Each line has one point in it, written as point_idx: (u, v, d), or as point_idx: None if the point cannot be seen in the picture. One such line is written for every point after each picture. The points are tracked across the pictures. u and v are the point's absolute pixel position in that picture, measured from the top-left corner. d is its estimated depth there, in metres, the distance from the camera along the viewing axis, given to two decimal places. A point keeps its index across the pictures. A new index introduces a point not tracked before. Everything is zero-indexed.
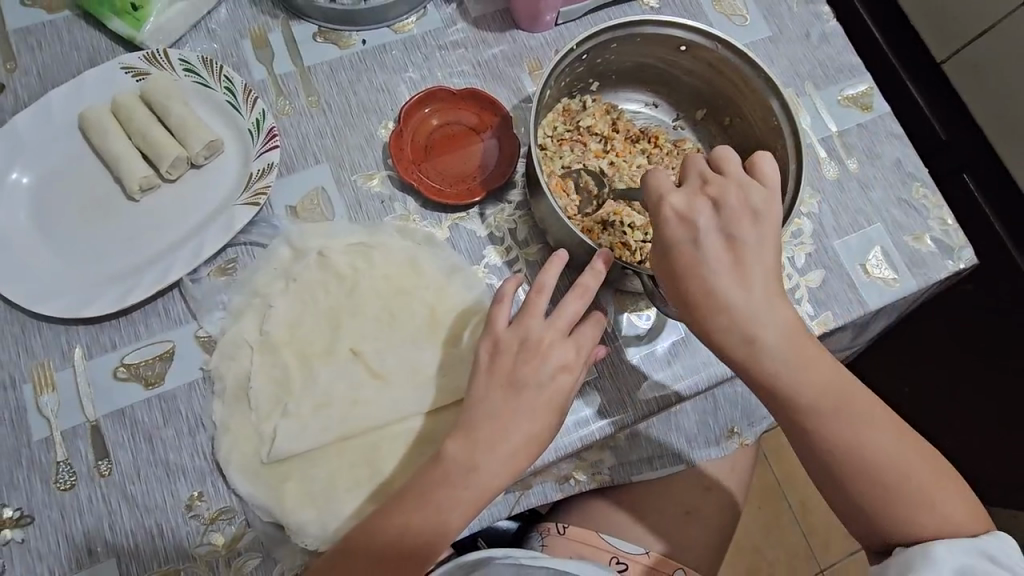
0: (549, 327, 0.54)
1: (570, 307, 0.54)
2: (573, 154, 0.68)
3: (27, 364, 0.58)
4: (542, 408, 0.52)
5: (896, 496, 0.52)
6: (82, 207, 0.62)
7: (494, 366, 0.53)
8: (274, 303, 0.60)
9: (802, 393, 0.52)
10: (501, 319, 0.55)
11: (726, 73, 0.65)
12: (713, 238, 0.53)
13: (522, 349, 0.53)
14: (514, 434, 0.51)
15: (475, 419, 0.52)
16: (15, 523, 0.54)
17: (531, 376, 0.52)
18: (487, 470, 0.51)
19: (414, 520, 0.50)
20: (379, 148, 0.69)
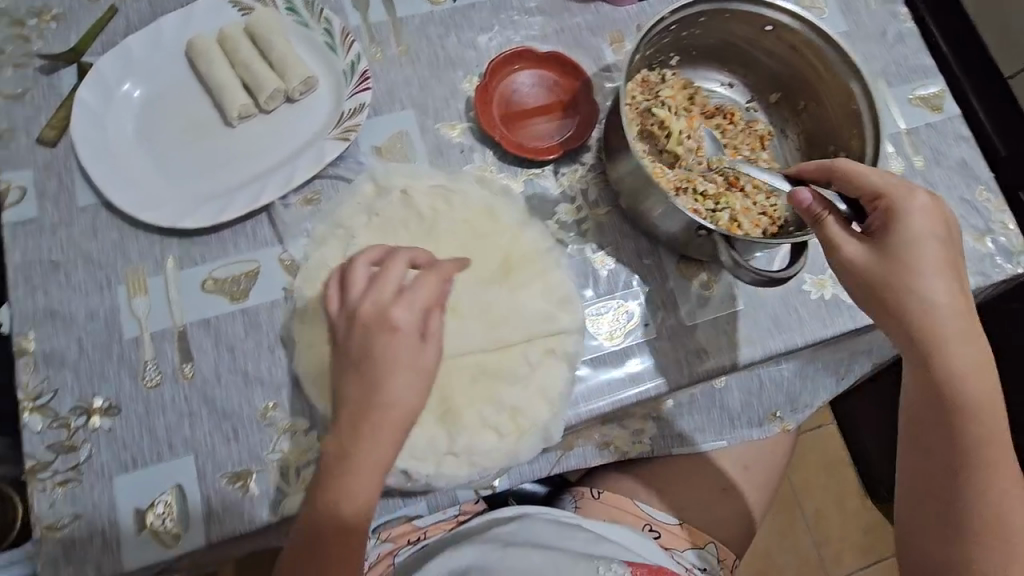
0: (372, 297, 0.55)
1: (383, 284, 0.55)
2: (651, 122, 0.69)
3: (123, 268, 0.62)
4: (404, 371, 0.53)
5: (986, 496, 0.54)
6: (183, 128, 0.65)
7: (343, 346, 0.55)
8: (358, 233, 0.63)
9: (957, 376, 0.55)
10: (332, 303, 0.56)
11: (808, 56, 0.67)
12: (938, 247, 0.54)
13: (348, 328, 0.55)
14: (394, 397, 0.53)
15: (352, 388, 0.53)
16: (104, 412, 0.57)
17: (369, 344, 0.54)
18: (372, 440, 0.52)
19: (346, 481, 0.52)
20: (462, 102, 0.72)
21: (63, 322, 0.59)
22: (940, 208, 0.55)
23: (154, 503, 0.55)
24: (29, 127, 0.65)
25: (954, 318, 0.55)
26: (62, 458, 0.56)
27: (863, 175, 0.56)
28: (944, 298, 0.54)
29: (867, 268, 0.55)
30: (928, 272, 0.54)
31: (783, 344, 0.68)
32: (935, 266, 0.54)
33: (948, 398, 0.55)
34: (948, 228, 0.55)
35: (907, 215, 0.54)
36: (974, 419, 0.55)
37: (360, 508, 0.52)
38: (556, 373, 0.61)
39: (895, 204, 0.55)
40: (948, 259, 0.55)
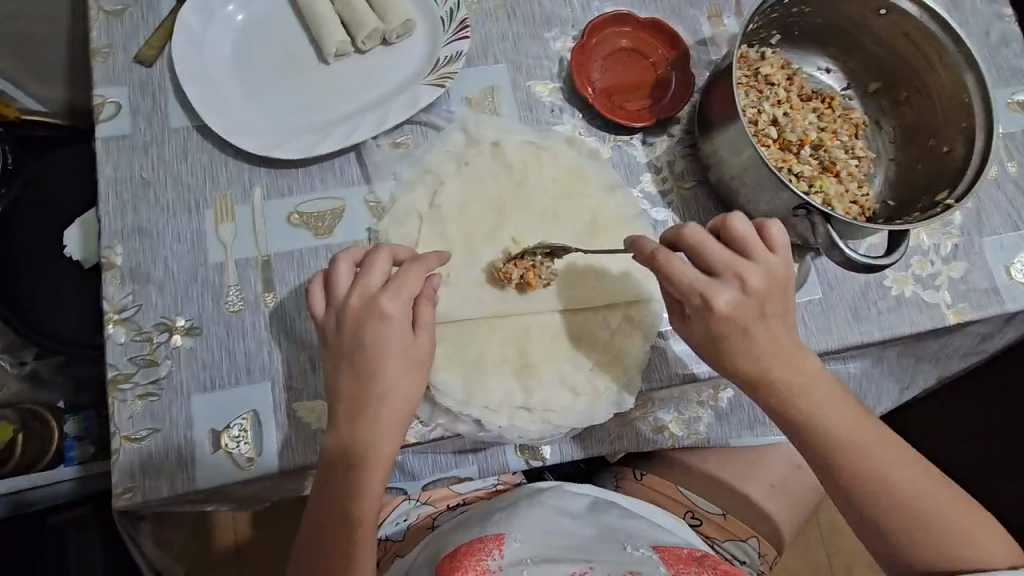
0: (358, 291, 0.50)
1: (370, 277, 0.51)
2: (749, 98, 0.68)
3: (212, 193, 0.61)
4: (396, 358, 0.50)
5: (930, 552, 0.50)
6: (279, 60, 0.65)
7: (332, 337, 0.51)
8: (447, 181, 0.63)
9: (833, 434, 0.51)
10: (316, 300, 0.52)
11: (920, 45, 0.65)
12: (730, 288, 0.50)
13: (338, 321, 0.50)
14: (388, 391, 0.49)
15: (340, 383, 0.50)
16: (185, 331, 0.57)
17: (363, 334, 0.49)
18: (374, 433, 0.49)
19: (329, 492, 0.49)
20: (555, 61, 0.70)
21: (150, 240, 0.60)
22: (752, 300, 0.50)
23: (230, 425, 0.55)
24: (127, 45, 0.65)
25: (787, 374, 0.52)
26: (144, 371, 0.56)
27: (709, 247, 0.51)
28: (769, 360, 0.51)
29: (700, 343, 0.53)
30: (748, 347, 0.51)
31: (861, 338, 0.66)
32: (760, 339, 0.51)
33: (833, 461, 0.51)
34: (762, 301, 0.51)
35: (732, 317, 0.50)
36: (866, 470, 0.51)
37: (362, 507, 0.49)
38: (635, 342, 0.60)
39: (710, 305, 0.50)
40: (760, 338, 0.51)
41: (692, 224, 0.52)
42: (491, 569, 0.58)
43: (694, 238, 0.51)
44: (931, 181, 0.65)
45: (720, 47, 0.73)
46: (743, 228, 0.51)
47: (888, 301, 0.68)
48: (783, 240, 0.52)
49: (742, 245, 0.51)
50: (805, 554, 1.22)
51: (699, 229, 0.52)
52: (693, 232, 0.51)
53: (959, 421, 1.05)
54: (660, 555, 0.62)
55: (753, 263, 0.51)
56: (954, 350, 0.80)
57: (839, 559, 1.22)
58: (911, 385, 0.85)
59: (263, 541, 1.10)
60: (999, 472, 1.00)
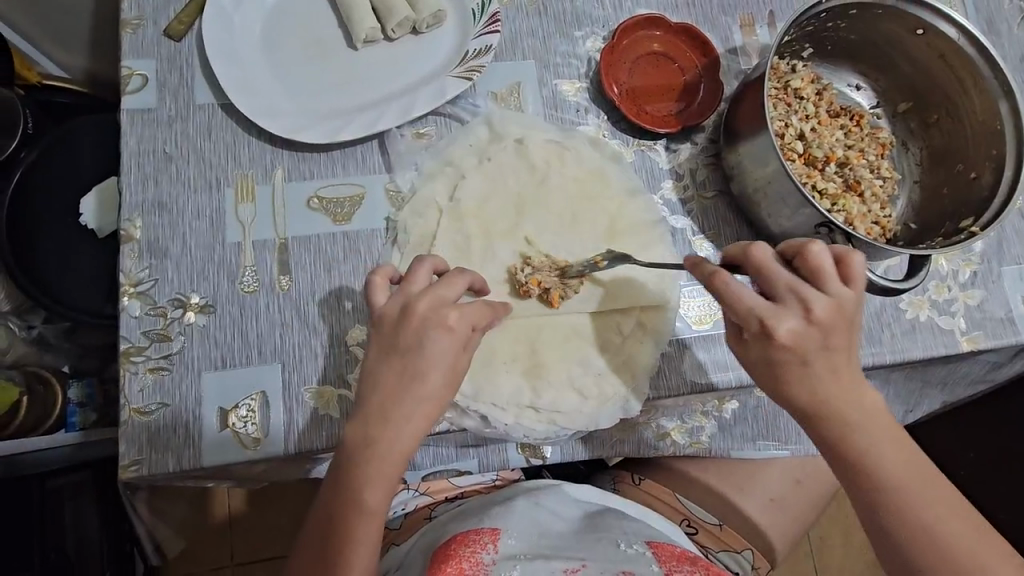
0: (433, 296, 0.50)
1: (448, 287, 0.51)
2: (778, 111, 0.67)
3: (233, 172, 0.61)
4: (442, 369, 0.50)
5: None
6: (307, 43, 0.65)
7: (387, 335, 0.50)
8: (468, 175, 0.62)
9: (885, 476, 0.48)
10: (380, 294, 0.52)
11: (955, 68, 0.64)
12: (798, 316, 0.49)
13: (401, 317, 0.50)
14: (425, 396, 0.49)
15: (383, 380, 0.50)
16: (200, 309, 0.58)
17: (422, 337, 0.49)
18: (399, 426, 0.49)
19: (342, 481, 0.49)
20: (583, 60, 0.70)
21: (170, 215, 0.60)
22: (814, 330, 0.49)
23: (238, 405, 0.56)
24: (157, 18, 0.64)
25: (844, 412, 0.49)
26: (157, 345, 0.56)
27: (774, 272, 0.50)
28: (827, 394, 0.49)
29: (753, 367, 0.52)
30: (806, 379, 0.50)
31: (872, 360, 0.66)
32: (821, 371, 0.49)
33: (880, 504, 0.48)
34: (829, 331, 0.49)
35: (794, 347, 0.49)
36: (913, 517, 0.47)
37: (376, 498, 0.48)
38: (646, 348, 0.60)
39: (768, 331, 0.49)
40: (819, 371, 0.49)
41: (759, 245, 0.51)
42: (485, 563, 0.58)
43: (759, 259, 0.51)
44: (957, 207, 0.65)
45: (750, 57, 0.72)
46: (820, 255, 0.50)
47: (902, 324, 0.68)
48: (862, 273, 0.50)
49: (814, 272, 0.50)
50: (794, 568, 1.22)
51: (765, 251, 0.51)
52: (762, 255, 0.51)
53: (957, 446, 1.05)
54: (654, 550, 0.62)
55: (821, 292, 0.49)
56: (962, 377, 0.80)
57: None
58: (915, 409, 0.85)
59: (255, 517, 1.11)
60: (994, 500, 1.00)
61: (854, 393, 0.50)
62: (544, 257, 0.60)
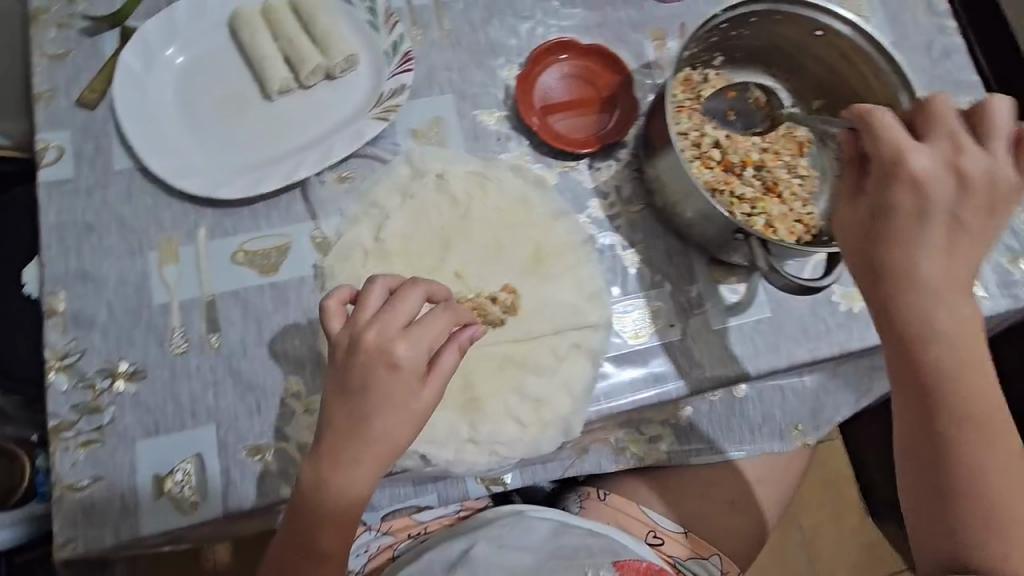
0: (378, 326, 0.49)
1: (396, 316, 0.49)
2: (691, 121, 0.69)
3: (156, 235, 0.62)
4: (391, 408, 0.49)
5: (1003, 541, 0.43)
6: (223, 99, 0.65)
7: (339, 369, 0.50)
8: (392, 215, 0.63)
9: (953, 437, 0.45)
10: (335, 322, 0.51)
11: (857, 64, 0.66)
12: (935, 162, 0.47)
13: (350, 352, 0.49)
14: (377, 438, 0.49)
15: (331, 424, 0.49)
16: (129, 376, 0.57)
17: (367, 379, 0.49)
18: (351, 469, 0.49)
19: (301, 530, 0.49)
20: (501, 89, 0.71)
21: (93, 285, 0.59)
22: (949, 176, 0.46)
23: (174, 471, 0.55)
24: (70, 89, 0.65)
25: (954, 342, 0.46)
26: (87, 418, 0.56)
27: (907, 155, 0.46)
28: (933, 293, 0.46)
29: (879, 243, 0.48)
30: (919, 241, 0.47)
31: (809, 355, 0.67)
32: (936, 275, 0.46)
33: (973, 468, 0.44)
34: (956, 232, 0.47)
35: (923, 178, 0.46)
36: (984, 488, 0.44)
37: (332, 542, 0.50)
38: (581, 369, 0.61)
39: (902, 164, 0.46)
40: (927, 263, 0.46)
41: (890, 115, 0.48)
42: None
43: (891, 144, 0.47)
44: None
45: (664, 69, 0.74)
46: (943, 105, 0.48)
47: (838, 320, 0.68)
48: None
49: (895, 145, 0.47)
50: (784, 563, 1.21)
51: (948, 105, 0.49)
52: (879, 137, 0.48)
53: None
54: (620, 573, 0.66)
55: (930, 148, 0.47)
56: None
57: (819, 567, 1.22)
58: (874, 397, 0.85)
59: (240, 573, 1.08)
60: None
61: (978, 346, 0.47)
62: (470, 290, 0.61)
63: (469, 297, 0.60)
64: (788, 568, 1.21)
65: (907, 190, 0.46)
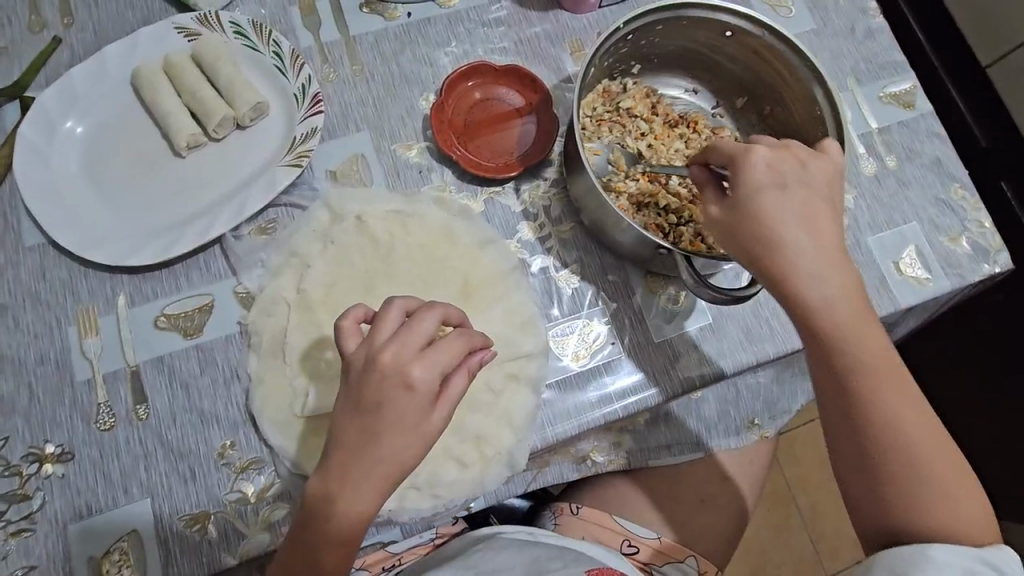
0: (394, 348, 0.48)
1: (414, 335, 0.49)
2: (611, 135, 0.68)
3: (73, 309, 0.60)
4: (402, 430, 0.48)
5: (914, 485, 0.51)
6: (131, 161, 0.64)
7: (350, 389, 0.49)
8: (313, 263, 0.61)
9: (869, 408, 0.51)
10: (350, 342, 0.51)
11: (770, 60, 0.65)
12: (796, 191, 0.52)
13: (365, 370, 0.48)
14: (386, 456, 0.48)
15: (342, 445, 0.48)
16: (56, 458, 0.56)
17: (381, 399, 0.48)
18: (360, 487, 0.48)
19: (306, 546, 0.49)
20: (419, 120, 0.70)
21: (12, 367, 0.58)
22: (790, 163, 0.52)
23: (110, 551, 0.54)
24: None
25: (849, 322, 0.51)
26: (16, 507, 0.54)
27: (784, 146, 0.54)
28: (813, 269, 0.51)
29: (732, 223, 0.52)
30: (786, 221, 0.51)
31: (753, 357, 0.66)
32: (811, 246, 0.51)
33: (888, 431, 0.51)
34: (831, 217, 0.53)
35: (773, 167, 0.52)
36: (900, 445, 0.51)
37: (333, 559, 0.49)
38: (520, 399, 0.60)
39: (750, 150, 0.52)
40: (805, 242, 0.51)
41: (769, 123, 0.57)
42: None
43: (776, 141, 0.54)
44: None
45: None
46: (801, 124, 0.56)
47: (780, 319, 0.68)
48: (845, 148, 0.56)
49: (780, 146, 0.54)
50: (788, 545, 1.22)
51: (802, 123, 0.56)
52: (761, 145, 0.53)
53: None
54: None
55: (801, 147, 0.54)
56: None
57: (824, 546, 1.22)
58: None
59: None
60: None
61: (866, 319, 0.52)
62: None
63: None
64: (789, 548, 1.22)
65: (794, 189, 0.51)
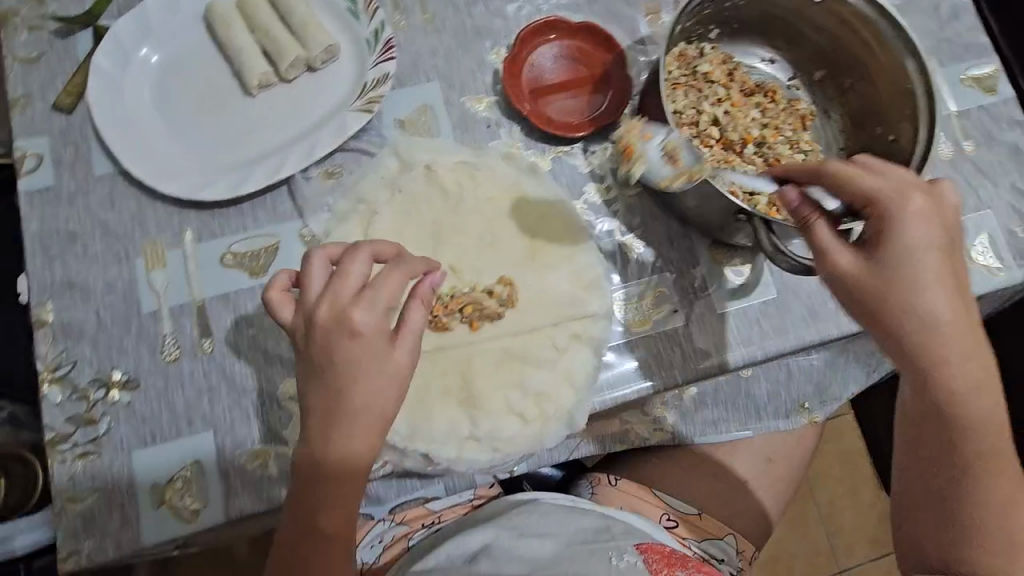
0: (329, 297, 0.48)
1: (342, 285, 0.48)
2: (687, 99, 0.66)
3: (141, 241, 0.60)
4: (371, 376, 0.47)
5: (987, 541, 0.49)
6: (201, 97, 0.63)
7: (302, 349, 0.48)
8: (380, 210, 0.61)
9: (959, 448, 0.50)
10: (284, 309, 0.50)
11: (859, 30, 0.62)
12: (930, 252, 0.47)
13: (306, 330, 0.48)
14: (362, 408, 0.47)
15: (315, 410, 0.47)
16: (122, 385, 0.56)
17: (332, 353, 0.47)
18: (341, 444, 0.47)
19: (301, 505, 0.49)
20: (489, 73, 0.68)
21: (81, 294, 0.58)
22: (928, 216, 0.47)
23: (173, 479, 0.55)
24: (45, 93, 0.63)
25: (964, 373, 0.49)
26: (82, 430, 0.55)
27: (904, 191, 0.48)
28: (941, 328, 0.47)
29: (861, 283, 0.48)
30: (927, 293, 0.47)
31: (817, 336, 0.65)
32: (941, 297, 0.47)
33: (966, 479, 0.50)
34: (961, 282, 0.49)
35: (921, 228, 0.47)
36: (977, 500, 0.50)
37: (335, 522, 0.49)
38: (584, 359, 0.59)
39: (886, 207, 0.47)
40: (930, 301, 0.47)
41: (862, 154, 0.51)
42: None
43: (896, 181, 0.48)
44: None
45: (658, 44, 0.71)
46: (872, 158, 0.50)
47: None
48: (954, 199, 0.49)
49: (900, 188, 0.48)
50: (806, 537, 1.21)
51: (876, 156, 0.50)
52: (909, 196, 0.47)
53: None
54: (643, 556, 0.65)
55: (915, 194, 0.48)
56: None
57: (840, 539, 1.22)
58: (883, 372, 0.83)
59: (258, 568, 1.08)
60: None
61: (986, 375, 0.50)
62: (463, 285, 0.59)
63: (462, 291, 0.59)
64: (806, 541, 1.21)
65: (926, 252, 0.47)
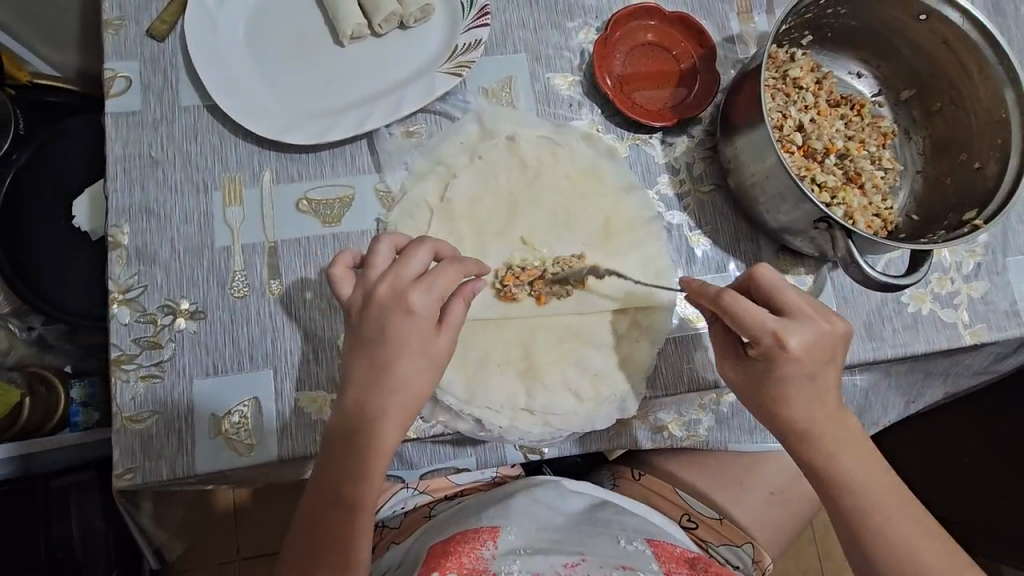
0: (391, 279, 0.49)
1: (405, 269, 0.49)
2: (775, 102, 0.65)
3: (221, 175, 0.61)
4: (416, 356, 0.49)
5: None
6: (292, 40, 0.63)
7: (356, 327, 0.50)
8: (458, 174, 0.61)
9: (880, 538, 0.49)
10: (346, 285, 0.51)
11: (959, 53, 0.62)
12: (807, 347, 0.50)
13: (364, 306, 0.49)
14: (402, 385, 0.49)
15: (352, 383, 0.49)
16: (190, 314, 0.57)
17: (385, 326, 0.48)
18: (386, 422, 0.49)
19: (326, 479, 0.49)
20: (576, 53, 0.68)
21: (157, 221, 0.59)
22: (819, 346, 0.50)
23: (231, 412, 0.55)
24: (140, 18, 0.63)
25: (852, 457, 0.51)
26: (147, 353, 0.56)
27: (784, 293, 0.51)
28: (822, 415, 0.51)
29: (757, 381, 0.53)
30: (809, 390, 0.51)
31: (872, 355, 0.64)
32: (823, 388, 0.51)
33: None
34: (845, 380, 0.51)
35: (804, 358, 0.50)
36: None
37: (357, 492, 0.49)
38: (643, 348, 0.59)
39: (785, 343, 0.49)
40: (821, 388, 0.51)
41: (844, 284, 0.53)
42: (485, 559, 0.58)
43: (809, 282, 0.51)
44: (960, 198, 0.63)
45: (748, 45, 0.70)
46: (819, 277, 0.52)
47: (904, 320, 0.66)
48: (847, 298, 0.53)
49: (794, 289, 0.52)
50: (797, 555, 1.22)
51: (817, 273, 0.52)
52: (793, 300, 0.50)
53: (958, 435, 0.99)
54: (653, 549, 0.62)
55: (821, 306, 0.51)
56: (966, 367, 0.78)
57: (830, 563, 1.22)
58: (920, 402, 0.83)
59: (262, 511, 1.11)
60: None
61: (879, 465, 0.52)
62: (532, 260, 0.60)
63: (531, 264, 0.60)
64: (798, 561, 1.22)
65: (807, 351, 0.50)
